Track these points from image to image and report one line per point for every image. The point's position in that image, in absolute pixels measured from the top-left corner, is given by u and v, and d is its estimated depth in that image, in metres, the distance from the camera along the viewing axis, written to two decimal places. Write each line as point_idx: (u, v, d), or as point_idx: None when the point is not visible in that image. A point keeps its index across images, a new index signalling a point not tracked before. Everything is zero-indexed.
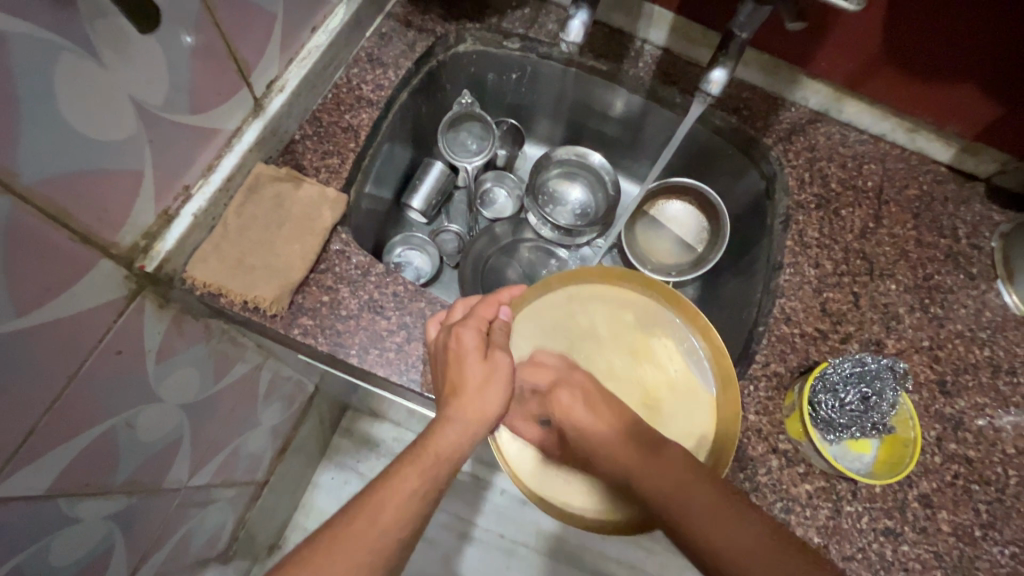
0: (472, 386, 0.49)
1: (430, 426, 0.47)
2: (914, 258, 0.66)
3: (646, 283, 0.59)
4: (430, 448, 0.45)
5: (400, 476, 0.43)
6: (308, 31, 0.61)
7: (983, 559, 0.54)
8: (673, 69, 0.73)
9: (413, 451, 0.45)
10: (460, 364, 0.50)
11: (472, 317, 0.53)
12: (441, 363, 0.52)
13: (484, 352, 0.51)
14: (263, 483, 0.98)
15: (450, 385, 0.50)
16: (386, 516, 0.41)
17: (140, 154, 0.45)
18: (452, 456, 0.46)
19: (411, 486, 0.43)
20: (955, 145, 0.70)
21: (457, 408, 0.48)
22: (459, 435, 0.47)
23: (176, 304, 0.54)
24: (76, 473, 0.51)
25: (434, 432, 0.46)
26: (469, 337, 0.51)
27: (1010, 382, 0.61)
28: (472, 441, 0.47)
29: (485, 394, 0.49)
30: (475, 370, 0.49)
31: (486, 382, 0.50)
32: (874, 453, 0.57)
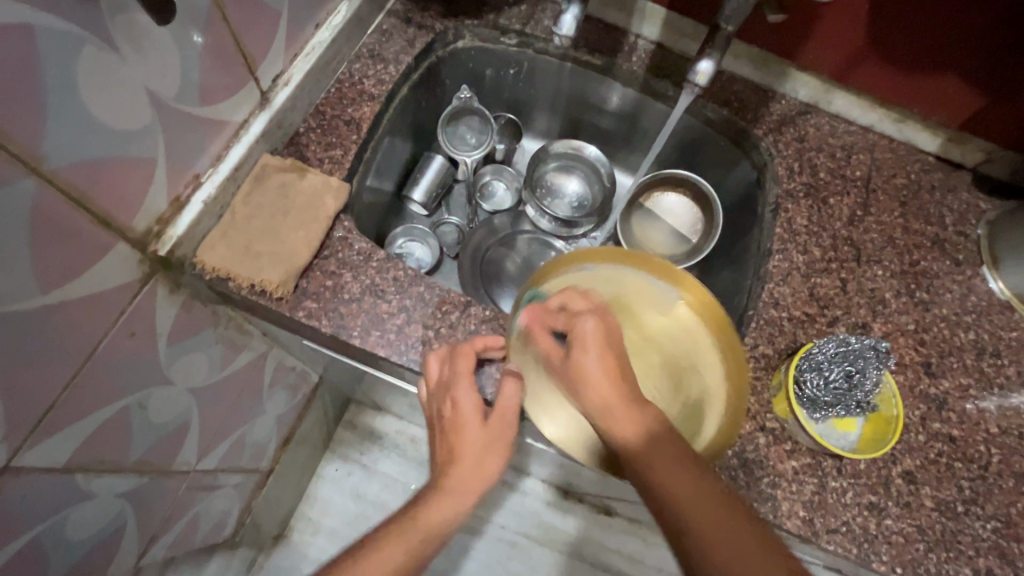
0: (470, 456, 0.52)
1: (424, 499, 0.51)
2: (901, 244, 0.68)
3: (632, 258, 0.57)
4: (438, 517, 0.50)
5: None
6: (312, 28, 0.64)
7: (965, 533, 0.56)
8: (665, 62, 0.75)
9: (421, 512, 0.50)
10: (461, 432, 0.53)
11: (455, 375, 0.54)
12: (443, 435, 0.54)
13: (481, 415, 0.53)
14: (268, 471, 1.00)
15: (450, 453, 0.53)
16: None
17: (155, 143, 0.48)
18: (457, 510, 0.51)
19: None
20: (942, 134, 0.71)
21: (463, 476, 0.52)
22: (464, 503, 0.51)
23: (187, 287, 0.57)
24: (92, 450, 0.53)
25: (427, 507, 0.50)
26: (466, 403, 0.53)
27: (993, 364, 0.63)
28: (479, 478, 0.52)
29: (483, 456, 0.52)
30: (475, 436, 0.52)
31: (486, 444, 0.52)
32: (858, 430, 0.59)
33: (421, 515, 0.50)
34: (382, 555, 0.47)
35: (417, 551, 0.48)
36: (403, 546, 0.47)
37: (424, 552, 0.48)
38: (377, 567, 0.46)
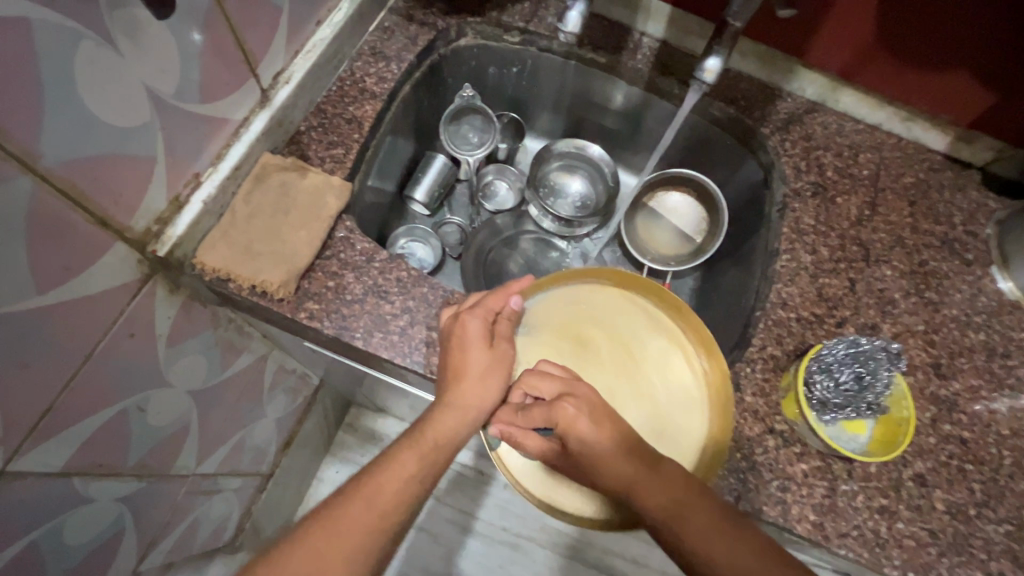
0: (472, 375, 0.52)
1: (428, 413, 0.50)
2: (910, 244, 0.67)
3: (629, 285, 0.63)
4: (428, 434, 0.48)
5: (400, 460, 0.46)
6: (313, 25, 0.63)
7: (977, 537, 0.55)
8: (671, 60, 0.74)
9: (412, 436, 0.48)
10: (463, 350, 0.53)
11: (479, 306, 0.55)
12: (444, 349, 0.54)
13: (488, 341, 0.54)
14: (268, 474, 0.99)
15: (452, 370, 0.52)
16: (385, 496, 0.43)
17: (153, 141, 0.47)
18: (448, 442, 0.49)
19: (410, 471, 0.46)
20: (950, 133, 0.71)
21: (456, 394, 0.51)
22: (457, 423, 0.50)
23: (187, 288, 0.56)
24: (90, 454, 0.52)
25: (432, 420, 0.49)
26: (475, 325, 0.53)
27: (1004, 365, 0.62)
28: (466, 427, 0.51)
29: (484, 377, 0.52)
30: (479, 358, 0.53)
31: (488, 368, 0.53)
32: (869, 433, 0.58)
33: (428, 427, 0.49)
34: (398, 464, 0.45)
35: (429, 457, 0.47)
36: (415, 453, 0.47)
37: (435, 460, 0.47)
38: (394, 473, 0.45)
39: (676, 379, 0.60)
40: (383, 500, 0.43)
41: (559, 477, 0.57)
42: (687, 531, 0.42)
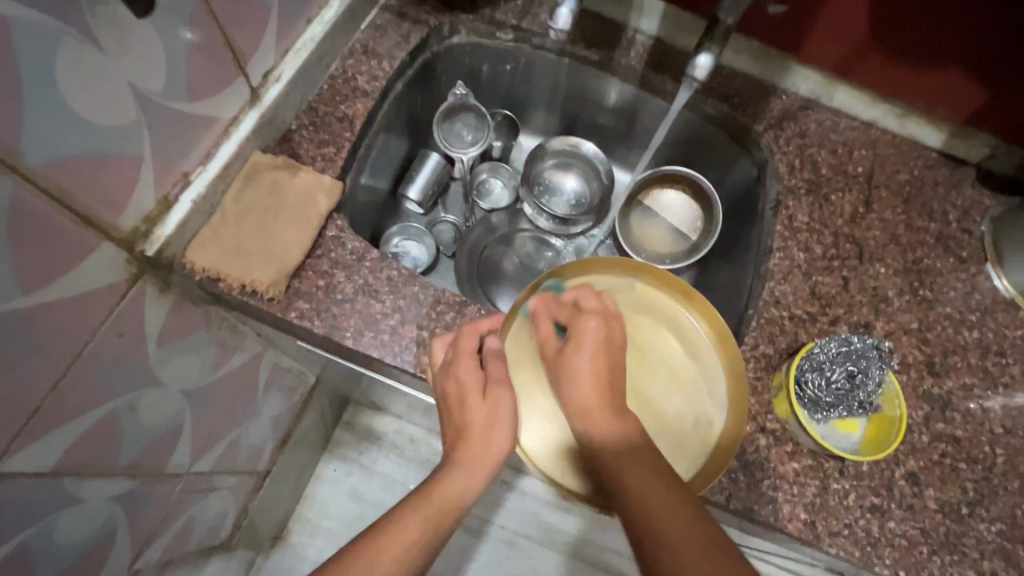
0: (475, 433, 0.51)
1: (435, 476, 0.49)
2: (904, 242, 0.67)
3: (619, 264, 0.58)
4: (434, 497, 0.46)
5: (400, 526, 0.44)
6: (304, 23, 0.63)
7: (970, 535, 0.55)
8: (665, 57, 0.74)
9: (418, 500, 0.46)
10: (461, 406, 0.52)
11: (462, 353, 0.53)
12: (444, 406, 0.54)
13: (481, 391, 0.52)
14: (264, 473, 0.99)
15: (455, 431, 0.52)
16: (381, 563, 0.42)
17: (140, 140, 0.47)
18: (458, 503, 0.47)
19: (411, 537, 0.44)
20: (946, 129, 0.70)
21: (463, 453, 0.50)
22: (466, 483, 0.48)
23: (177, 288, 0.56)
24: (81, 453, 0.52)
25: (440, 482, 0.48)
26: (467, 378, 0.52)
27: (998, 362, 0.62)
28: (479, 484, 0.49)
29: (490, 428, 0.51)
30: (477, 412, 0.51)
31: (486, 420, 0.51)
32: (861, 431, 0.58)
33: (437, 489, 0.47)
34: (400, 529, 0.44)
35: (435, 520, 0.45)
36: (419, 519, 0.45)
37: (440, 523, 0.46)
38: (396, 538, 0.43)
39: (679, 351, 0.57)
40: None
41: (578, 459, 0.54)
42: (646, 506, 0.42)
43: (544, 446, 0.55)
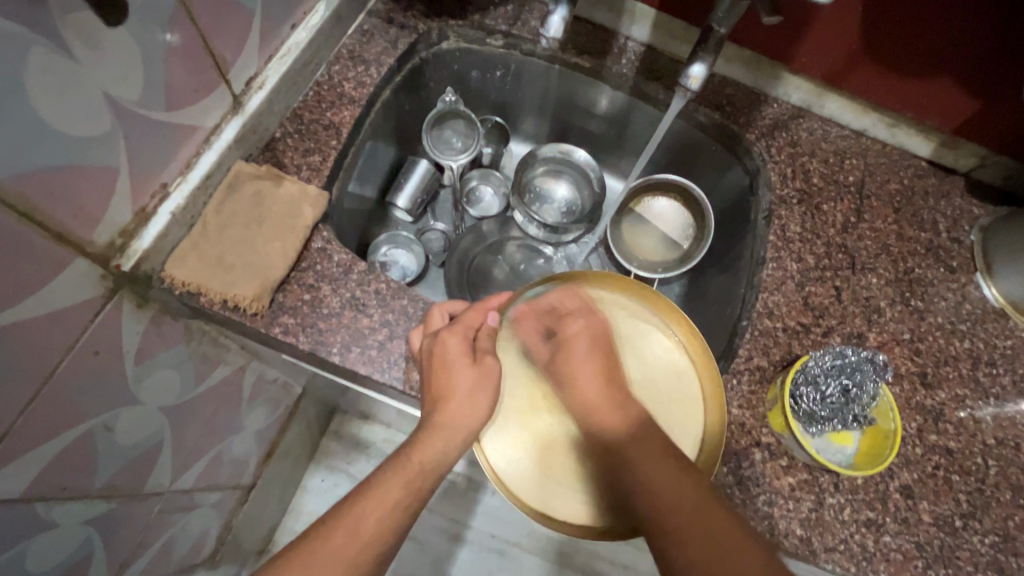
0: (459, 395, 0.50)
1: (415, 437, 0.48)
2: (896, 252, 0.67)
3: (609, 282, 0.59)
4: (415, 458, 0.46)
5: (384, 486, 0.44)
6: (288, 28, 0.61)
7: (963, 548, 0.55)
8: (656, 65, 0.73)
9: (398, 462, 0.46)
10: (446, 371, 0.51)
11: (458, 324, 0.54)
12: (426, 370, 0.52)
13: (471, 358, 0.52)
14: (249, 486, 0.97)
15: (436, 393, 0.51)
16: (367, 526, 0.42)
17: (116, 152, 0.45)
18: (438, 467, 0.47)
19: (395, 497, 0.44)
20: (935, 139, 0.70)
21: (443, 418, 0.49)
22: (446, 444, 0.48)
23: (156, 303, 0.54)
24: (55, 477, 0.50)
25: (420, 444, 0.47)
26: (455, 344, 0.52)
27: (989, 373, 0.62)
28: (457, 448, 0.49)
29: (472, 397, 0.50)
30: (465, 377, 0.51)
31: (475, 387, 0.51)
32: (856, 444, 0.58)
33: (416, 451, 0.47)
34: (384, 490, 0.44)
35: (416, 480, 0.45)
36: (402, 479, 0.45)
37: (421, 487, 0.45)
38: (379, 499, 0.43)
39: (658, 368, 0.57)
40: (365, 531, 0.41)
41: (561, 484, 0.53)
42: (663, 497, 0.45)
43: (518, 470, 0.54)
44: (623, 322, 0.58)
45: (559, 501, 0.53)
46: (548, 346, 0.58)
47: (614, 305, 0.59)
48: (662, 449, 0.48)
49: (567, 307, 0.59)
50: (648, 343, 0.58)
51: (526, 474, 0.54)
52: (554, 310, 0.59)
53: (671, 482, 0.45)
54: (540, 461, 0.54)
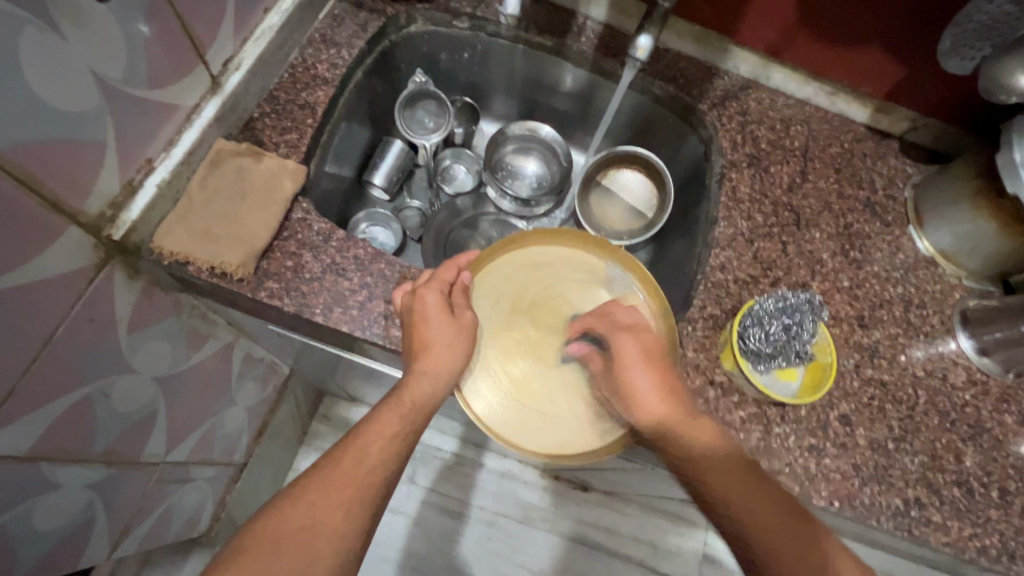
0: (438, 346, 0.54)
1: (402, 381, 0.53)
2: (836, 209, 0.73)
3: (577, 240, 0.65)
4: (406, 398, 0.51)
5: (384, 420, 0.49)
6: (261, 12, 0.64)
7: (896, 467, 0.61)
8: (614, 42, 0.77)
9: (391, 401, 0.51)
10: (425, 323, 0.55)
11: (434, 279, 0.58)
12: (407, 325, 0.56)
13: (448, 311, 0.56)
14: (242, 464, 1.00)
15: (417, 344, 0.54)
16: (372, 456, 0.47)
17: (103, 127, 0.48)
18: (426, 406, 0.52)
19: (394, 429, 0.49)
20: (869, 105, 0.77)
21: (426, 363, 0.53)
22: (432, 386, 0.53)
23: (146, 274, 0.57)
24: (57, 438, 0.53)
25: (409, 384, 0.52)
26: (431, 298, 0.56)
27: (920, 314, 0.69)
28: (443, 390, 0.54)
29: (451, 344, 0.55)
30: (444, 328, 0.55)
31: (454, 336, 0.55)
32: (800, 379, 0.62)
33: (405, 392, 0.52)
34: (384, 422, 0.49)
35: (410, 415, 0.51)
36: (397, 414, 0.50)
37: (416, 420, 0.51)
38: (380, 432, 0.48)
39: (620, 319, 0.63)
40: (372, 457, 0.46)
41: (526, 423, 0.59)
42: (737, 504, 0.48)
43: (491, 410, 0.59)
44: (583, 275, 0.65)
45: (523, 436, 0.58)
46: (518, 300, 0.63)
47: (572, 261, 0.65)
48: (722, 440, 0.53)
49: (531, 263, 0.64)
50: (610, 297, 0.63)
51: (500, 414, 0.59)
52: (520, 266, 0.64)
53: (720, 458, 0.51)
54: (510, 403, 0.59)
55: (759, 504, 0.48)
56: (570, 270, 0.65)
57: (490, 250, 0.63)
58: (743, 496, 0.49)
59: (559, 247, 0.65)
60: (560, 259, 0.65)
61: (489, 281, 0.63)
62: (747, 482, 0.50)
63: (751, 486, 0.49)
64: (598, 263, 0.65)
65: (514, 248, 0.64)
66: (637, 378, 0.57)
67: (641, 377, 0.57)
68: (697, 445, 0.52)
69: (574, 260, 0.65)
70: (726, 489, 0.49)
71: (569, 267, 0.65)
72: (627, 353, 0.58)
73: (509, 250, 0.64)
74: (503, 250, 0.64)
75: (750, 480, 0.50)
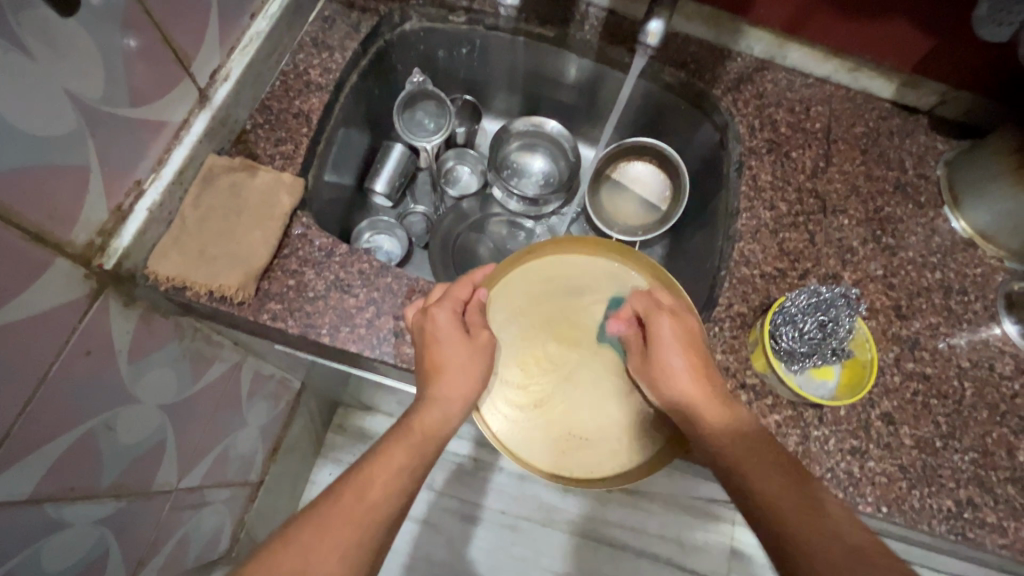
0: (451, 369, 0.52)
1: (414, 408, 0.51)
2: (864, 192, 0.68)
3: (596, 247, 0.61)
4: (416, 428, 0.49)
5: (389, 453, 0.46)
6: (247, 18, 0.61)
7: (945, 467, 0.57)
8: (619, 28, 0.73)
9: (401, 430, 0.49)
10: (438, 345, 0.52)
11: (446, 297, 0.55)
12: (420, 345, 0.53)
13: (462, 331, 0.53)
14: (258, 483, 0.97)
15: (430, 368, 0.52)
16: (373, 493, 0.43)
17: (86, 150, 0.45)
18: (438, 434, 0.50)
19: (400, 462, 0.46)
20: (896, 80, 0.72)
21: (439, 389, 0.51)
22: (444, 414, 0.50)
23: (143, 301, 0.55)
24: (61, 477, 0.51)
25: (421, 411, 0.50)
26: (443, 317, 0.53)
27: (961, 300, 0.64)
28: (455, 417, 0.51)
29: (465, 368, 0.52)
30: (456, 350, 0.52)
31: (468, 359, 0.53)
32: (836, 377, 0.60)
33: (416, 421, 0.49)
34: (389, 456, 0.46)
35: (419, 446, 0.48)
36: (405, 446, 0.47)
37: (424, 452, 0.48)
38: (384, 465, 0.45)
39: None
40: (373, 495, 0.43)
41: (549, 443, 0.56)
42: (748, 469, 0.45)
43: (510, 430, 0.56)
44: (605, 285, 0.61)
45: (545, 458, 0.56)
46: (536, 313, 0.60)
47: (593, 272, 0.62)
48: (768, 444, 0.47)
49: (548, 275, 0.61)
50: (635, 306, 0.60)
51: (520, 433, 0.56)
52: (539, 277, 0.61)
53: (740, 438, 0.47)
54: (529, 423, 0.57)
55: (778, 472, 0.44)
56: (590, 279, 0.61)
57: (506, 262, 0.60)
58: (757, 471, 0.45)
59: (580, 256, 0.62)
60: (581, 269, 0.62)
61: (504, 294, 0.60)
62: (765, 467, 0.45)
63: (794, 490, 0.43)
64: (620, 271, 0.61)
65: (531, 259, 0.61)
66: (673, 360, 0.53)
67: (675, 360, 0.53)
68: (722, 437, 0.48)
69: (595, 270, 0.62)
70: (739, 466, 0.46)
71: (590, 278, 0.61)
72: (664, 335, 0.53)
73: (527, 260, 0.61)
74: (519, 261, 0.61)
75: (750, 455, 0.46)
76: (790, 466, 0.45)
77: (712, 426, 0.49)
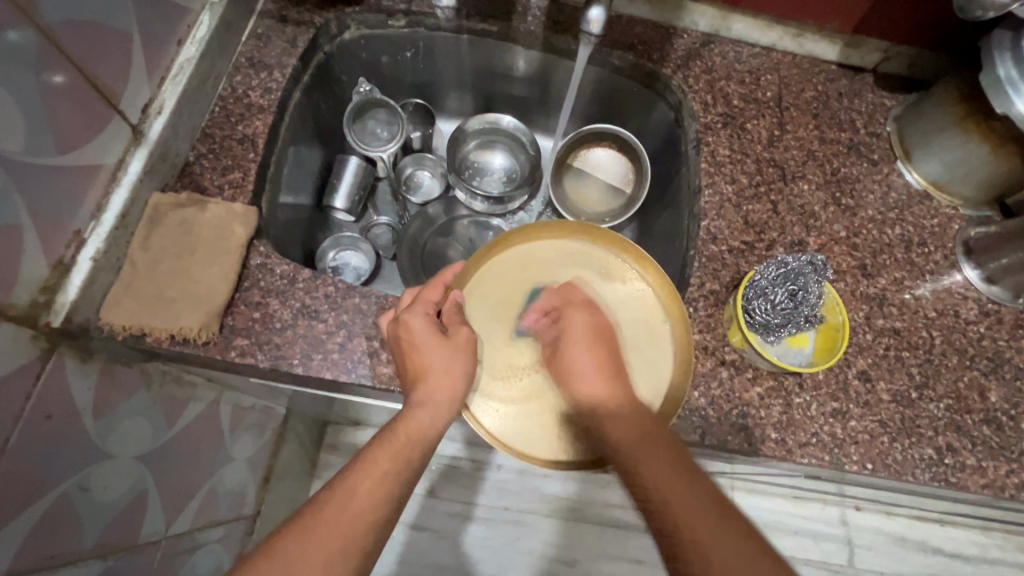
0: (435, 370, 0.50)
1: (400, 412, 0.49)
2: (821, 156, 0.69)
3: (571, 230, 0.60)
4: (402, 431, 0.47)
5: (372, 460, 0.45)
6: (174, 44, 0.59)
7: (923, 416, 0.59)
8: (562, 16, 0.72)
9: (384, 434, 0.47)
10: (417, 350, 0.51)
11: (419, 303, 0.54)
12: (399, 355, 0.53)
13: (439, 333, 0.52)
14: (253, 515, 0.95)
15: (413, 372, 0.51)
16: (355, 505, 0.42)
17: (15, 208, 0.43)
18: (424, 439, 0.48)
19: (384, 468, 0.44)
20: (839, 41, 0.73)
21: (424, 393, 0.49)
22: (431, 417, 0.49)
23: (101, 353, 0.52)
24: (38, 548, 0.48)
25: (403, 417, 0.48)
26: (418, 322, 0.52)
27: (922, 252, 0.66)
28: (442, 421, 0.50)
29: (448, 367, 0.51)
30: (436, 352, 0.51)
31: (449, 358, 0.51)
32: (812, 343, 0.60)
33: (399, 425, 0.48)
34: (371, 464, 0.44)
35: (405, 450, 0.46)
36: (388, 452, 0.45)
37: (411, 456, 0.46)
38: (366, 472, 0.44)
39: (624, 306, 0.58)
40: (355, 504, 0.42)
41: (543, 431, 0.55)
42: (614, 428, 0.48)
43: (503, 424, 0.55)
44: (579, 267, 0.60)
45: (541, 446, 0.55)
46: (513, 304, 0.59)
47: (569, 255, 0.61)
48: (675, 455, 0.44)
49: (522, 264, 0.60)
50: (610, 285, 0.59)
51: (513, 427, 0.55)
52: (512, 268, 0.60)
53: (635, 432, 0.47)
54: (522, 414, 0.56)
55: (664, 463, 0.43)
56: (565, 263, 0.60)
57: (475, 258, 0.59)
58: (648, 464, 0.44)
59: (551, 241, 0.61)
60: (554, 254, 0.61)
61: (481, 291, 0.59)
62: (655, 449, 0.45)
63: (671, 468, 0.43)
64: (593, 250, 0.60)
65: (501, 252, 0.60)
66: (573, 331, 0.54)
67: (578, 327, 0.55)
68: (616, 431, 0.48)
69: (566, 251, 0.61)
70: (634, 458, 0.45)
71: (565, 260, 0.60)
72: (574, 329, 0.55)
73: (498, 253, 0.60)
74: (490, 253, 0.60)
75: (644, 441, 0.46)
76: (678, 460, 0.44)
77: (607, 416, 0.49)
